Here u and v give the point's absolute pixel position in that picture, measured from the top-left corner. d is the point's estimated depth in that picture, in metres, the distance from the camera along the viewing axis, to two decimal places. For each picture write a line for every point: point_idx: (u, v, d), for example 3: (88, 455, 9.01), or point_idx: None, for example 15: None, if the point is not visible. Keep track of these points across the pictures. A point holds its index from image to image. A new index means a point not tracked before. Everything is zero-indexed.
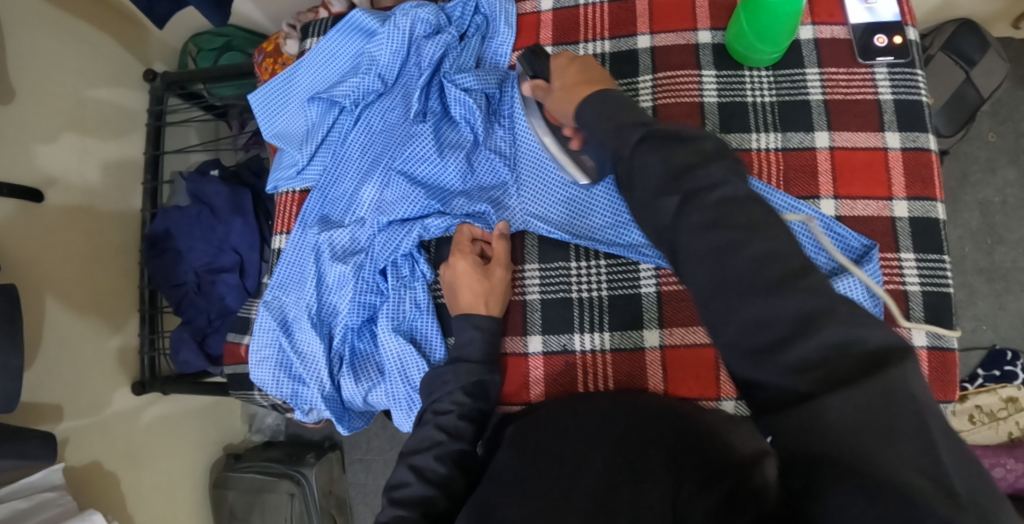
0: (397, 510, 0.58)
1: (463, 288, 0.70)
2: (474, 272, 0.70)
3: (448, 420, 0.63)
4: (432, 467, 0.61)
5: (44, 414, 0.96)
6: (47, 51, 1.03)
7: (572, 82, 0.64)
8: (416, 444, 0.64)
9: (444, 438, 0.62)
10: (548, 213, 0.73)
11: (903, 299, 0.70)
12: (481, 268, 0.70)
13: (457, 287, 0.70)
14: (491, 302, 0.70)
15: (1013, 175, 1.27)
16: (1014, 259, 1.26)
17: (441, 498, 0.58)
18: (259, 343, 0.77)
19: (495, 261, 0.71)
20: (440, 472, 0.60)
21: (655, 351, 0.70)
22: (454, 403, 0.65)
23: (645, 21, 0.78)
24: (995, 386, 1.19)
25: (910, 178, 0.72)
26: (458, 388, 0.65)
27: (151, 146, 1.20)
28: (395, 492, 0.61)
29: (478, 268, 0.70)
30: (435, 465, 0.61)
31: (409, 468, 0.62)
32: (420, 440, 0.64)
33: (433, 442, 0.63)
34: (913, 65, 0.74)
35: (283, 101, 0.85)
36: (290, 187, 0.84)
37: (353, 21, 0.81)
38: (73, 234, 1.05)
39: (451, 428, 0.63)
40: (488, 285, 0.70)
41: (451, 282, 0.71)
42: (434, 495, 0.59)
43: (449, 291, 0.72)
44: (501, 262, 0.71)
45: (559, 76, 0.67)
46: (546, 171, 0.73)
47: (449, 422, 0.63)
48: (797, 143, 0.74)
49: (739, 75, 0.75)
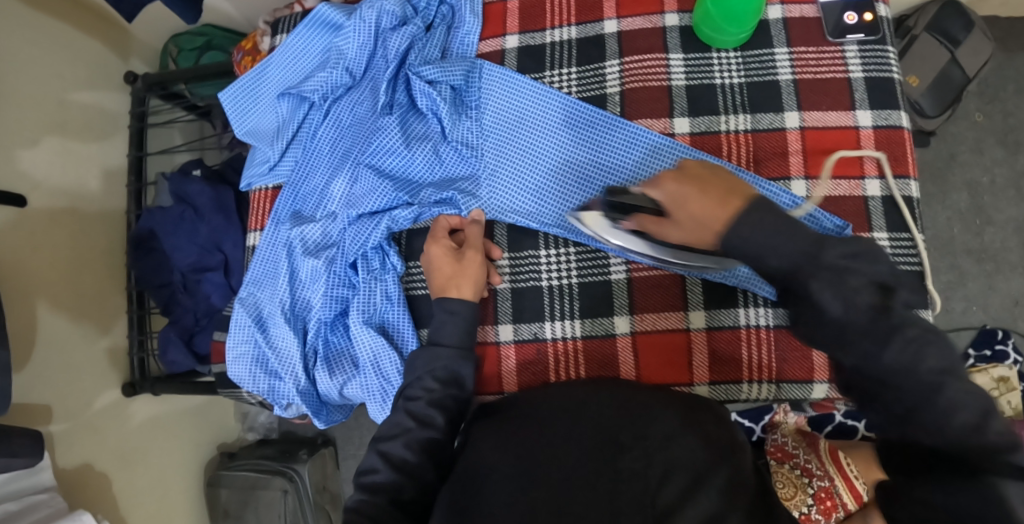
0: (361, 496, 0.58)
1: (439, 274, 0.70)
2: (452, 259, 0.70)
3: (419, 406, 0.63)
4: (399, 453, 0.60)
5: (34, 416, 0.96)
6: (26, 55, 1.03)
7: (702, 209, 0.55)
8: (385, 431, 0.63)
9: (414, 425, 0.62)
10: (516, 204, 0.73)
11: None
12: (455, 253, 0.71)
13: (434, 273, 0.71)
14: (471, 287, 0.70)
15: (1001, 154, 1.27)
16: (1003, 239, 1.25)
17: (409, 486, 0.58)
18: (234, 340, 0.77)
19: (468, 245, 0.71)
20: (407, 458, 0.60)
21: (626, 338, 0.70)
22: (424, 389, 0.64)
23: (612, 6, 0.78)
24: (986, 366, 1.19)
25: (881, 156, 0.72)
26: (428, 375, 0.65)
27: (133, 147, 1.19)
28: (364, 477, 0.60)
29: (453, 254, 0.71)
30: (404, 453, 0.60)
31: (378, 456, 0.61)
32: (391, 426, 0.63)
33: (403, 429, 0.62)
34: (883, 42, 0.73)
35: (254, 98, 0.85)
36: (263, 184, 0.84)
37: (319, 15, 0.81)
38: (59, 237, 1.05)
39: (421, 415, 0.63)
40: (467, 271, 0.70)
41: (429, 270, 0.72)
42: (401, 483, 0.58)
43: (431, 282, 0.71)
44: (475, 247, 0.71)
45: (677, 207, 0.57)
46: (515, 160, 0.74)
47: (419, 409, 0.63)
48: (767, 125, 0.73)
49: (706, 58, 0.75)
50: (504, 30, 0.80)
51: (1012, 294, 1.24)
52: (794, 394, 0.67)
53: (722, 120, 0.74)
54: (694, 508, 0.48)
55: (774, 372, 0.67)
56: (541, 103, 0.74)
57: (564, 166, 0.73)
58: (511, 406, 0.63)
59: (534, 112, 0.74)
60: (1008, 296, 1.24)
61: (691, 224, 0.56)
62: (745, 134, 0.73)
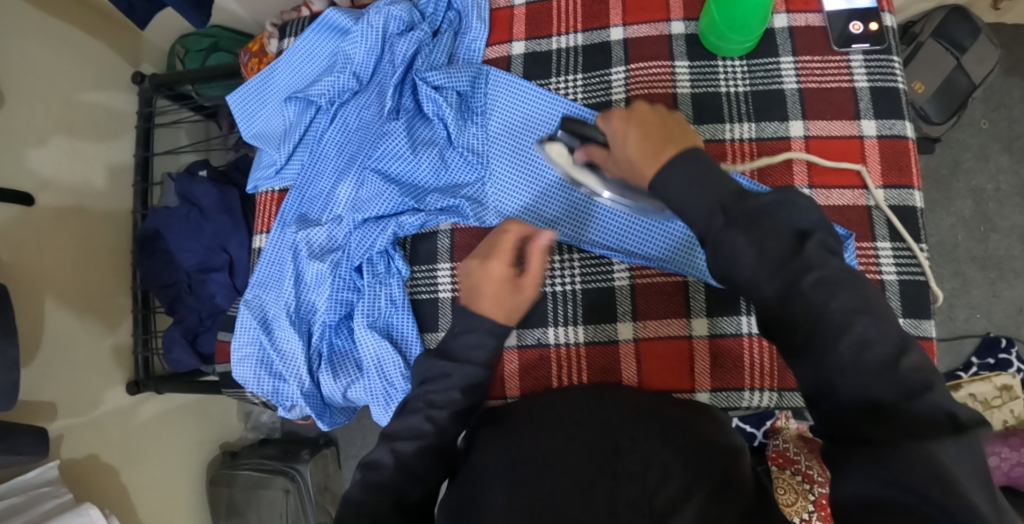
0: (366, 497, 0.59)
1: (486, 295, 0.66)
2: (502, 279, 0.66)
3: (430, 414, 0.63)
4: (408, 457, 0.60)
5: (39, 414, 0.97)
6: (34, 55, 1.03)
7: (643, 149, 0.58)
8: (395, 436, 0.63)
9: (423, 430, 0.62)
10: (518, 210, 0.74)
11: (880, 289, 0.70)
12: (513, 283, 0.67)
13: (480, 291, 0.67)
14: (514, 313, 0.66)
15: (1006, 161, 1.27)
16: (1007, 247, 1.25)
17: (414, 488, 0.59)
18: (240, 341, 0.78)
19: (529, 278, 0.67)
20: (416, 463, 0.60)
21: (629, 344, 0.71)
22: (449, 399, 0.63)
23: (618, 13, 0.78)
24: (989, 374, 1.19)
25: (885, 166, 0.72)
26: (455, 386, 0.63)
27: (140, 147, 1.21)
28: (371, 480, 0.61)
29: (512, 278, 0.66)
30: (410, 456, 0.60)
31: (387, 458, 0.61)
32: (398, 430, 0.62)
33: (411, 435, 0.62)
34: (888, 52, 0.73)
35: (262, 101, 0.86)
36: (269, 186, 0.85)
37: (327, 20, 0.82)
38: (66, 236, 1.06)
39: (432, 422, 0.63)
40: (519, 297, 0.66)
41: (472, 284, 0.67)
42: (407, 485, 0.59)
43: (471, 297, 0.67)
44: (535, 277, 0.67)
45: (620, 143, 0.60)
46: (521, 165, 0.74)
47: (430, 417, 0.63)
48: (771, 133, 0.73)
49: (712, 66, 0.75)
50: (510, 37, 0.81)
51: (1015, 302, 1.24)
52: (795, 402, 0.67)
53: (726, 128, 0.74)
54: (694, 513, 0.48)
55: (776, 380, 0.68)
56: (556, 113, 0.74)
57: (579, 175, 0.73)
58: (515, 411, 0.64)
59: (547, 123, 0.74)
60: (1012, 303, 1.24)
61: (626, 163, 0.61)
62: (750, 142, 0.73)
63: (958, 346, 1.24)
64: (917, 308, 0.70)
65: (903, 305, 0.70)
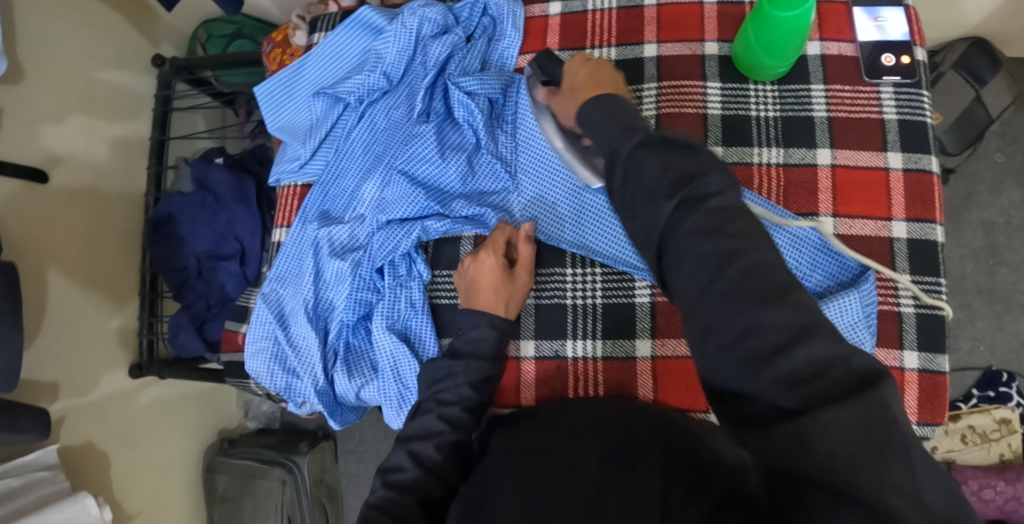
0: (387, 494, 0.60)
1: (486, 290, 0.69)
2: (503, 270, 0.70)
3: (452, 411, 0.65)
4: (431, 454, 0.62)
5: (42, 393, 0.96)
6: (55, 32, 1.02)
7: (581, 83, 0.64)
8: (414, 431, 0.64)
9: (441, 427, 0.64)
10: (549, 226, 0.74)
11: (897, 321, 0.71)
12: (507, 272, 0.70)
13: (479, 286, 0.69)
14: (508, 304, 0.70)
15: (1018, 197, 1.27)
16: (1014, 281, 1.26)
17: (434, 486, 0.60)
18: (255, 334, 0.78)
19: (519, 265, 0.71)
20: (436, 459, 0.62)
21: (646, 362, 0.71)
22: (460, 395, 0.66)
23: (653, 30, 0.78)
24: (988, 406, 1.20)
25: (910, 199, 0.72)
26: (465, 382, 0.66)
27: (156, 131, 1.20)
28: (390, 475, 0.62)
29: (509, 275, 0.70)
30: (432, 453, 0.62)
31: (408, 454, 0.63)
32: (418, 427, 0.64)
33: (433, 432, 0.64)
34: (919, 86, 0.74)
35: (289, 94, 0.86)
36: (292, 181, 0.85)
37: (360, 17, 0.82)
38: (77, 215, 1.06)
39: (452, 418, 0.64)
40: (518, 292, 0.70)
41: (477, 277, 0.70)
42: (425, 482, 0.60)
43: (472, 294, 0.70)
44: (526, 267, 0.71)
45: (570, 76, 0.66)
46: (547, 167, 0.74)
47: (451, 413, 0.64)
48: (799, 160, 0.74)
49: (744, 89, 0.75)
50: (544, 46, 0.81)
51: (1019, 336, 1.24)
52: None
53: (755, 152, 0.74)
54: None
55: None
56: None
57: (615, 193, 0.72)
58: (535, 420, 0.64)
59: None
60: (1015, 337, 1.24)
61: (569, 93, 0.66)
62: (777, 167, 0.74)
63: (960, 377, 1.25)
64: (932, 343, 0.71)
65: (918, 338, 0.71)
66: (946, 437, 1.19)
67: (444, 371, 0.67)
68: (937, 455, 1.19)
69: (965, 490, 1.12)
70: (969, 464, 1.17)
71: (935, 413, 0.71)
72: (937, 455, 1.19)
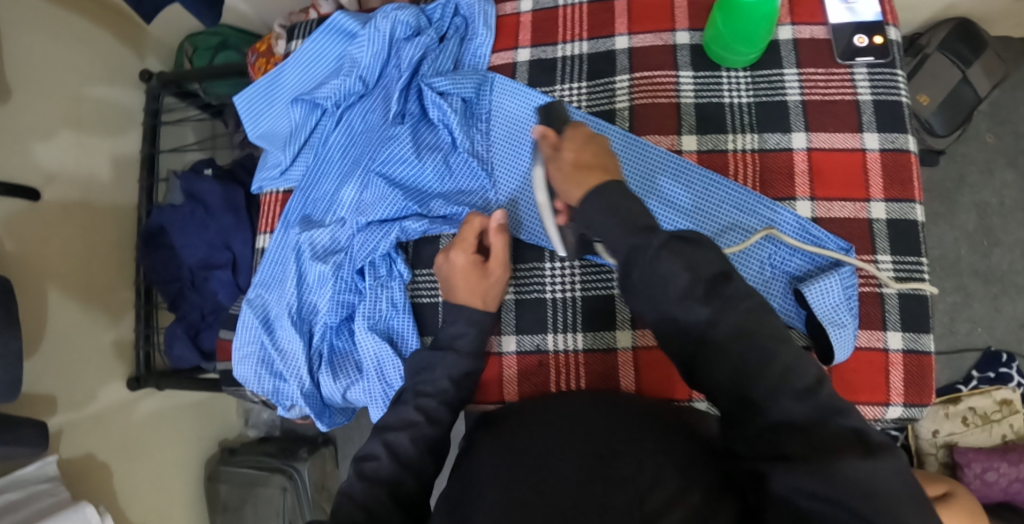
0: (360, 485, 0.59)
1: (462, 286, 0.70)
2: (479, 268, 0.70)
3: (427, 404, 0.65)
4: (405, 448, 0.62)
5: (39, 407, 0.97)
6: (43, 50, 1.04)
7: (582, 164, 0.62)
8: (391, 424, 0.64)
9: (418, 418, 0.64)
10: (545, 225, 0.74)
11: (879, 302, 0.71)
12: (481, 266, 0.70)
13: (456, 283, 0.70)
14: (487, 299, 0.71)
15: (1011, 177, 1.27)
16: (1010, 261, 1.25)
17: (411, 480, 0.60)
18: (241, 340, 0.79)
19: (494, 259, 0.71)
20: (410, 454, 0.62)
21: (627, 353, 0.71)
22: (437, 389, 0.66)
23: (623, 22, 0.78)
24: (990, 388, 1.19)
25: (888, 180, 0.72)
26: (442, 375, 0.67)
27: (146, 143, 1.21)
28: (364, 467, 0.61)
29: (484, 271, 0.70)
30: (409, 448, 0.62)
31: (383, 444, 0.62)
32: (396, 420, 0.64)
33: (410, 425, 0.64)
34: (893, 66, 0.74)
35: (268, 102, 0.87)
36: (273, 187, 0.85)
37: (334, 23, 0.82)
38: (70, 230, 1.07)
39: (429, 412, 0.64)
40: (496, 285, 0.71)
41: (454, 275, 0.71)
42: (404, 478, 0.60)
43: (450, 292, 0.71)
44: (501, 261, 0.71)
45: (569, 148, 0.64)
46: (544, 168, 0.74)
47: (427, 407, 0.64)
48: (774, 145, 0.73)
49: (716, 76, 0.75)
50: (516, 43, 0.81)
51: (1017, 317, 1.24)
52: None
53: (729, 139, 0.74)
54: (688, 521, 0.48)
55: None
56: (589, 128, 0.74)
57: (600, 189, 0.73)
58: (517, 413, 0.64)
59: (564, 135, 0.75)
60: (1014, 318, 1.24)
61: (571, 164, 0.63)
62: (752, 153, 0.74)
63: (959, 360, 1.24)
64: (916, 322, 0.70)
65: (902, 319, 0.70)
66: (946, 420, 1.17)
67: (423, 362, 0.68)
68: (939, 439, 1.16)
69: (969, 473, 1.11)
70: (971, 446, 1.15)
71: (923, 394, 0.70)
72: (939, 439, 1.16)
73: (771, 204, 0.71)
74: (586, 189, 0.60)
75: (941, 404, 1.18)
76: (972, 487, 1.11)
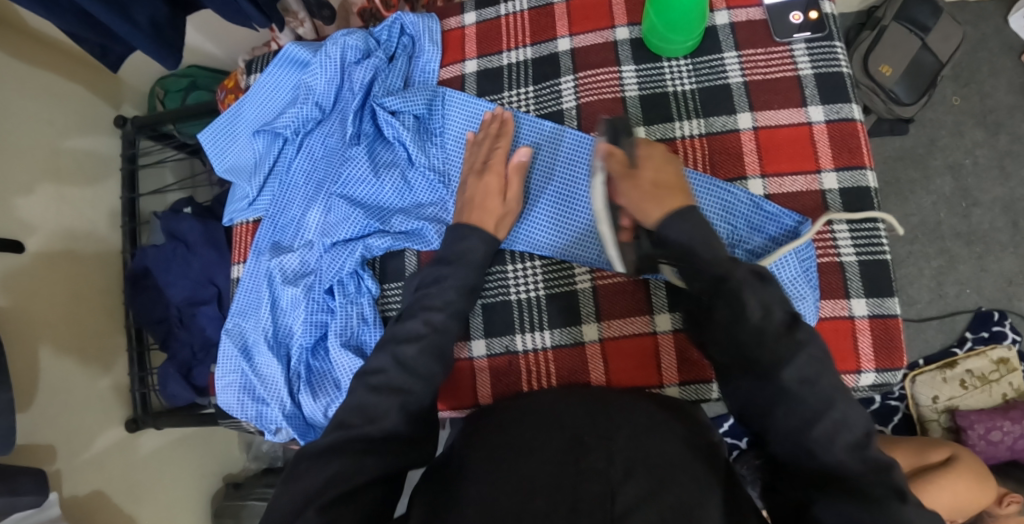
0: None
1: (478, 209, 0.72)
2: (495, 197, 0.72)
3: None
4: None
5: (38, 456, 0.99)
6: (18, 109, 1.05)
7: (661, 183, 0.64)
8: None
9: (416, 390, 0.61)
10: (557, 242, 0.74)
11: (840, 271, 0.72)
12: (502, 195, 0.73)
13: (474, 206, 0.72)
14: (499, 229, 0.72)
15: (981, 136, 1.28)
16: (990, 220, 1.26)
17: None
18: (223, 369, 0.80)
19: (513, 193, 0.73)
20: None
21: (595, 345, 0.73)
22: None
23: (564, 24, 0.81)
24: (985, 348, 1.19)
25: (836, 149, 0.73)
26: None
27: (127, 190, 1.23)
28: None
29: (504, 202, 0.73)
30: None
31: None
32: None
33: None
34: (831, 38, 0.75)
35: (231, 136, 0.89)
36: (243, 218, 0.87)
37: (287, 55, 0.85)
38: (57, 279, 1.09)
39: None
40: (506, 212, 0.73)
41: (480, 197, 0.72)
42: None
43: (466, 212, 0.72)
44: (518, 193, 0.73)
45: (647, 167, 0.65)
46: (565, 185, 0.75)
47: None
48: (721, 127, 0.75)
49: (657, 67, 0.77)
50: (463, 56, 0.84)
51: (1004, 274, 1.24)
52: None
53: (676, 126, 0.76)
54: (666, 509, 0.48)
55: None
56: (534, 131, 0.77)
57: (557, 191, 0.75)
58: (492, 412, 0.63)
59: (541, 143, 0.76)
60: (1001, 276, 1.24)
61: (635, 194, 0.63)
62: (700, 138, 0.75)
63: (951, 323, 1.24)
64: (879, 287, 0.71)
65: (865, 286, 0.71)
66: (945, 384, 1.17)
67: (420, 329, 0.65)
68: (940, 404, 1.16)
69: (973, 435, 1.11)
70: (972, 408, 1.16)
71: (894, 357, 0.70)
72: (940, 404, 1.16)
73: (730, 187, 0.72)
74: (668, 212, 0.62)
75: (938, 369, 1.18)
76: (978, 449, 1.11)
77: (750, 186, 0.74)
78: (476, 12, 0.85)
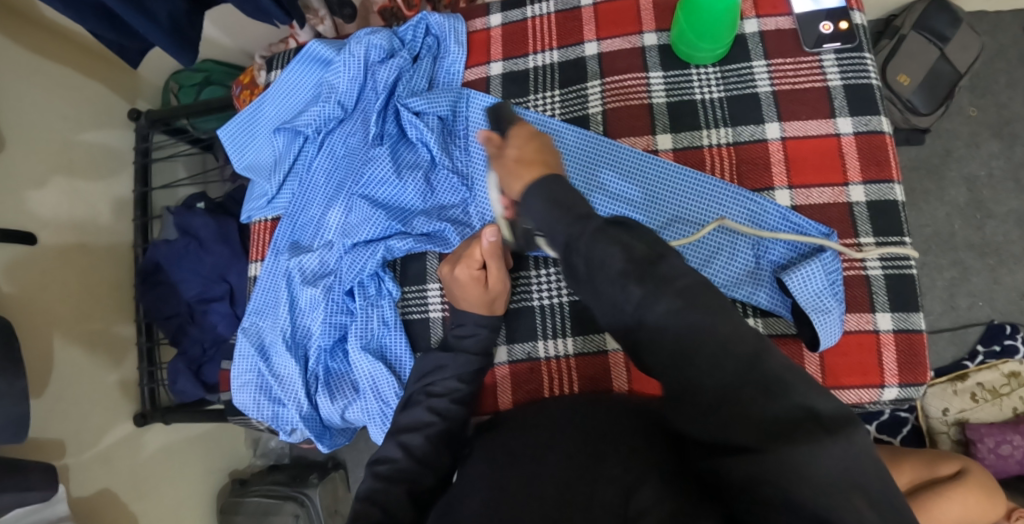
0: (372, 484, 0.59)
1: (464, 296, 0.70)
2: (474, 283, 0.69)
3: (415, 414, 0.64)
4: (417, 443, 0.62)
5: (47, 451, 0.99)
6: (32, 101, 1.05)
7: None
8: (405, 422, 0.64)
9: None
10: None
11: (865, 284, 0.71)
12: (482, 280, 0.69)
13: (458, 293, 0.70)
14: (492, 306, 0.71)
15: (997, 147, 1.27)
16: (1005, 233, 1.25)
17: (428, 475, 0.60)
18: (239, 369, 0.80)
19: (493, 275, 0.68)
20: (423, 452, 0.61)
21: (618, 353, 0.72)
22: (449, 388, 0.66)
23: (591, 28, 0.80)
24: (996, 361, 1.18)
25: (865, 162, 0.73)
26: (454, 375, 0.67)
27: (139, 183, 1.22)
28: (374, 465, 0.61)
29: (486, 284, 0.69)
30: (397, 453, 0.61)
31: (398, 446, 0.62)
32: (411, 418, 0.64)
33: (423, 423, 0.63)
34: (860, 50, 0.75)
35: (250, 134, 0.88)
36: (262, 216, 0.87)
37: (310, 52, 0.84)
38: (68, 273, 1.08)
39: (442, 410, 0.64)
40: (494, 293, 0.70)
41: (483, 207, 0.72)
42: (418, 472, 0.60)
43: (452, 296, 0.71)
44: (500, 275, 0.69)
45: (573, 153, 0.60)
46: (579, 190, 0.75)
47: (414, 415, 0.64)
48: (748, 136, 0.74)
49: (685, 74, 0.77)
50: (488, 58, 0.83)
51: (1018, 288, 1.23)
52: None
53: (703, 135, 0.75)
54: None
55: None
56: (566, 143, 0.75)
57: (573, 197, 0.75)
58: (514, 417, 0.63)
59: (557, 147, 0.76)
60: (1014, 289, 1.23)
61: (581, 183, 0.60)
62: (726, 147, 0.75)
63: (962, 335, 1.23)
64: (904, 302, 0.70)
65: (890, 300, 0.70)
66: (955, 397, 1.16)
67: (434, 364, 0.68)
68: (950, 417, 1.15)
69: (982, 449, 1.10)
70: (983, 422, 1.15)
71: (918, 372, 0.69)
72: (950, 416, 1.15)
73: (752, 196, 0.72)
74: None
75: (949, 382, 1.18)
76: (987, 463, 1.10)
77: (775, 196, 0.73)
78: (502, 13, 0.84)
